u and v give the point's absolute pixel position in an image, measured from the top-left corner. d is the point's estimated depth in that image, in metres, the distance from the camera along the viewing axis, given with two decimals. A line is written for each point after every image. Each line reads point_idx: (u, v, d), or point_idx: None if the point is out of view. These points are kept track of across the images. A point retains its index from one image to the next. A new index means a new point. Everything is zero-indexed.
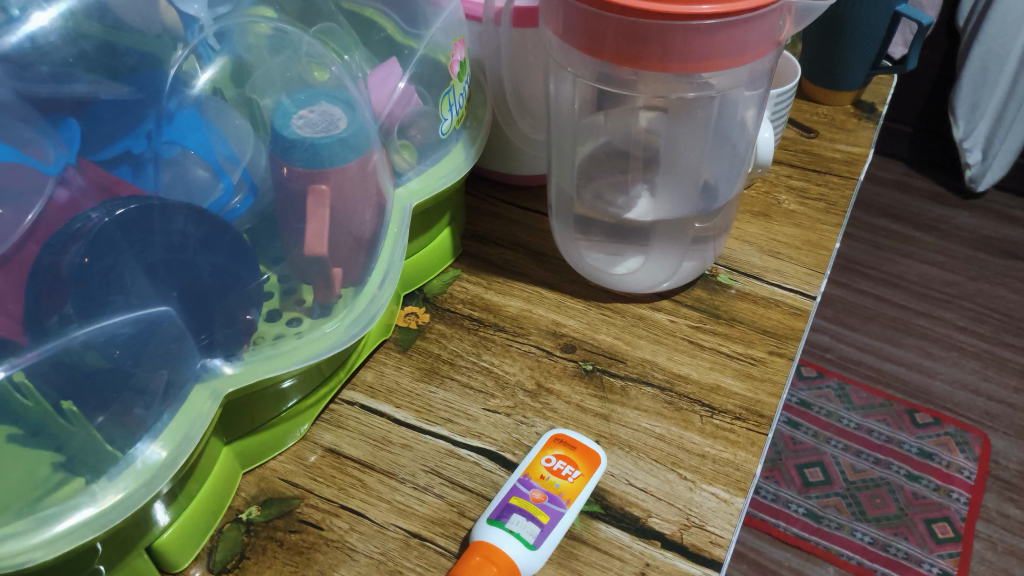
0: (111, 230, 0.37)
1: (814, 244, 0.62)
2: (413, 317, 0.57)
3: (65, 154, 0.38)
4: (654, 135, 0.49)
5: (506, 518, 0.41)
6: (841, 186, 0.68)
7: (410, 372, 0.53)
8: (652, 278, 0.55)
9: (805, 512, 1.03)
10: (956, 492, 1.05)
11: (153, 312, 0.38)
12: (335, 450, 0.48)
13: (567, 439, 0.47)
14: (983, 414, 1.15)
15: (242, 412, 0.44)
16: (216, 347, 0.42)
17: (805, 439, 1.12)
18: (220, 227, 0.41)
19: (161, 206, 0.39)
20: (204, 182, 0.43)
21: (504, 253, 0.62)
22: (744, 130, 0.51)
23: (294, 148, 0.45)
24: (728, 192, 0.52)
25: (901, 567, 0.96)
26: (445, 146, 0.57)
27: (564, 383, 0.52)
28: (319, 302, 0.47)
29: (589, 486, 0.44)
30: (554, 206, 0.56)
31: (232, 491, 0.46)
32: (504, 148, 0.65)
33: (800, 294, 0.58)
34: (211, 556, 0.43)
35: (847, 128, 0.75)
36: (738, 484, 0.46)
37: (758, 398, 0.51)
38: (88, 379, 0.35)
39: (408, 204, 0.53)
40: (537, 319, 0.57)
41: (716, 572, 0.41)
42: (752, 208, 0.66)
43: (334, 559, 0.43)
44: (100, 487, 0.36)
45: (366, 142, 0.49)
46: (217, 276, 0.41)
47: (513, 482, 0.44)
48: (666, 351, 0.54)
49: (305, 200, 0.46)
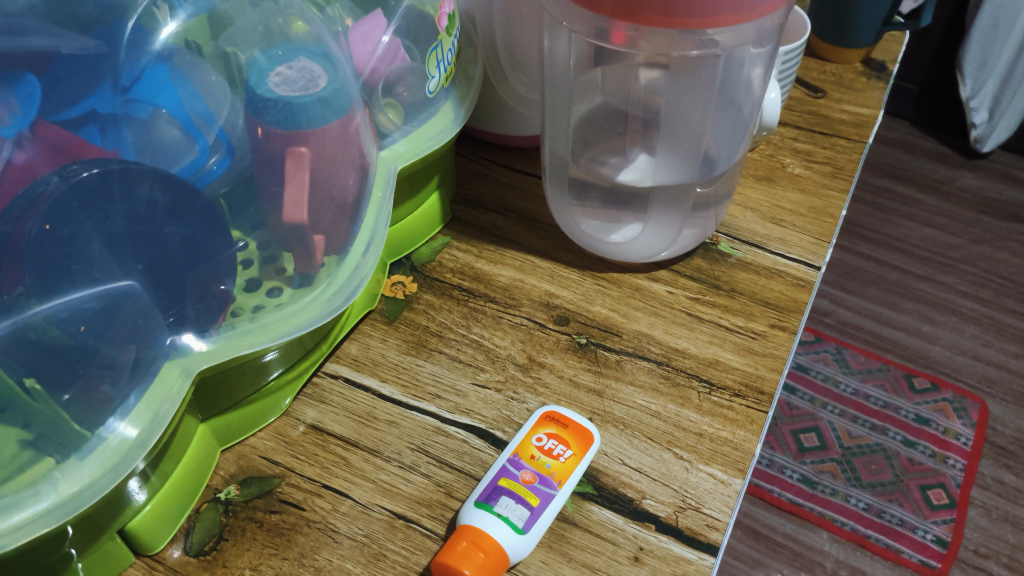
0: (68, 199, 0.34)
1: (819, 211, 0.60)
2: (400, 287, 0.55)
3: (21, 115, 0.35)
4: (655, 95, 0.46)
5: (495, 501, 0.40)
6: (849, 149, 0.65)
7: (397, 345, 0.51)
8: (651, 247, 0.53)
9: (800, 478, 1.02)
10: (952, 459, 1.03)
11: (117, 288, 0.36)
12: (318, 427, 0.46)
13: (559, 417, 0.45)
14: (981, 380, 1.14)
15: (219, 388, 0.42)
16: (186, 324, 0.40)
17: (801, 405, 1.11)
18: (190, 193, 0.38)
19: (122, 171, 0.36)
20: (177, 143, 0.39)
21: (495, 219, 0.60)
22: (751, 91, 0.47)
23: (267, 107, 0.42)
24: (731, 157, 0.49)
25: (895, 534, 0.95)
26: (433, 105, 0.54)
27: (557, 357, 0.50)
28: (300, 272, 0.45)
29: (581, 467, 0.43)
30: (547, 170, 0.54)
31: (210, 469, 0.44)
32: (497, 108, 0.62)
33: (803, 264, 0.56)
34: (188, 537, 0.41)
35: (856, 88, 0.71)
36: (736, 464, 0.44)
37: (758, 373, 0.49)
38: (49, 357, 0.33)
39: (392, 167, 0.50)
40: (530, 289, 0.54)
41: (712, 557, 0.40)
42: (756, 172, 0.63)
43: (316, 542, 0.41)
44: (62, 473, 0.34)
45: (348, 101, 0.46)
46: (188, 247, 0.38)
47: (503, 463, 0.42)
48: (663, 324, 0.52)
49: (283, 162, 0.43)
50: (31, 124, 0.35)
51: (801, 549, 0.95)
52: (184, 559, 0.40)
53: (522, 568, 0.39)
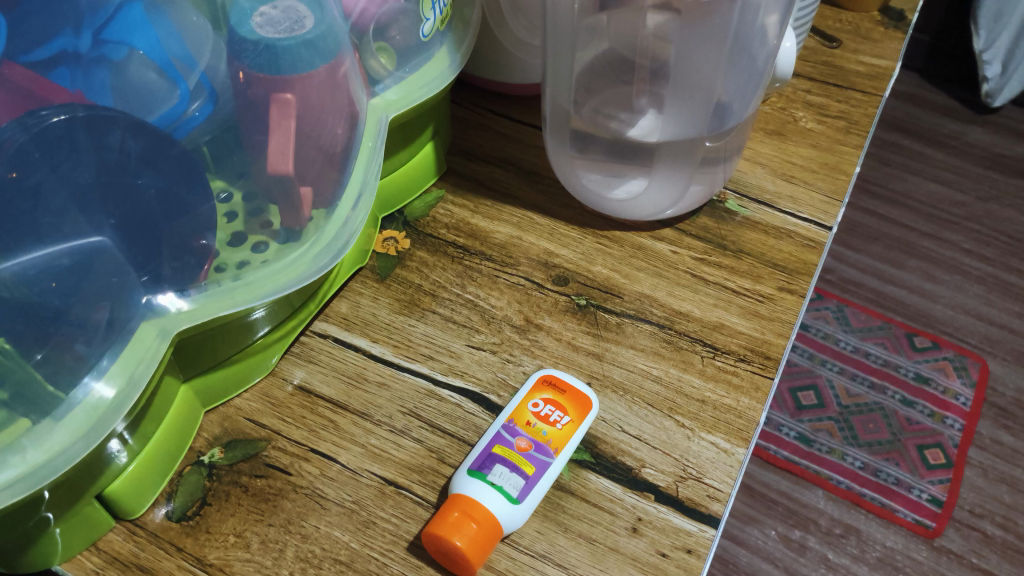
0: (28, 148, 0.31)
1: (832, 168, 0.57)
2: (392, 243, 0.52)
3: None
4: (665, 44, 0.43)
5: (489, 469, 0.39)
6: (864, 103, 0.62)
7: (388, 304, 0.49)
8: (656, 204, 0.50)
9: (796, 436, 1.01)
10: (952, 419, 1.01)
11: (87, 244, 0.33)
12: (306, 388, 0.45)
13: (556, 381, 0.43)
14: (982, 340, 1.11)
15: (201, 348, 0.40)
16: (165, 282, 0.37)
17: (801, 362, 1.08)
18: (164, 140, 0.36)
19: (88, 119, 0.33)
20: (156, 86, 0.37)
21: (493, 172, 0.57)
22: (765, 39, 0.44)
23: (248, 49, 0.40)
24: (741, 111, 0.47)
25: (890, 493, 0.95)
26: (427, 50, 0.51)
27: (555, 318, 0.48)
28: (286, 226, 0.42)
29: (578, 434, 0.41)
30: (548, 120, 0.50)
31: (193, 431, 0.42)
32: (496, 53, 0.59)
33: (814, 224, 0.54)
34: (170, 502, 0.40)
35: (873, 38, 0.68)
36: (740, 433, 0.43)
37: (764, 338, 0.47)
38: (15, 316, 0.31)
39: (383, 117, 0.48)
40: (528, 247, 0.52)
41: (712, 528, 0.39)
42: (766, 126, 0.60)
43: (303, 508, 0.40)
44: (31, 439, 0.32)
45: (336, 45, 0.43)
46: (164, 199, 0.36)
47: (498, 429, 0.41)
48: (667, 285, 0.50)
49: (267, 109, 0.40)
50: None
51: (795, 507, 0.95)
52: (166, 524, 0.39)
53: (517, 537, 0.39)
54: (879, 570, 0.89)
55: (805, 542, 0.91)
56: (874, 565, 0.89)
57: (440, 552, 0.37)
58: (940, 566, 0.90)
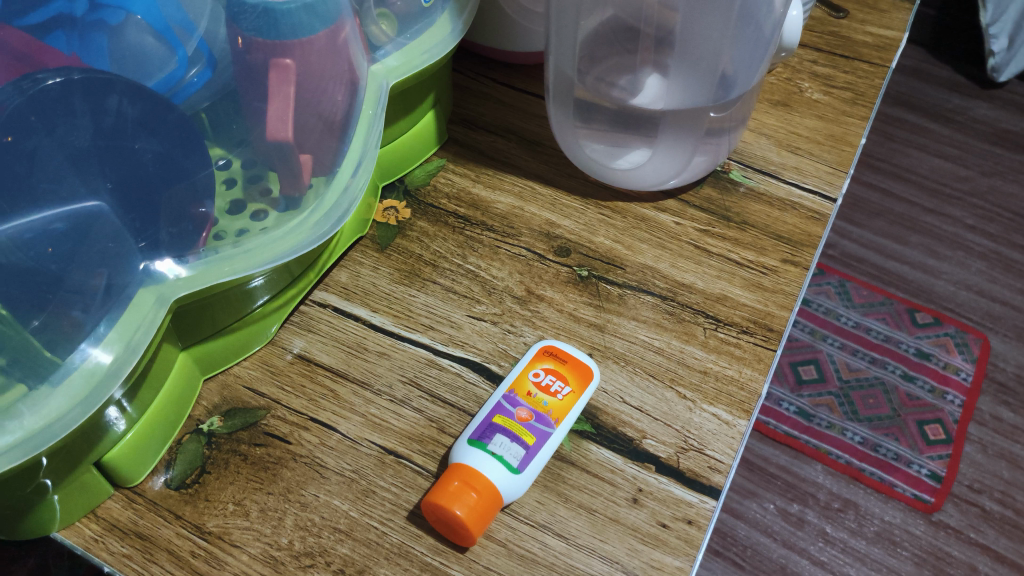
0: (25, 112, 0.31)
1: (837, 139, 0.56)
2: (392, 212, 0.52)
3: None
4: (670, 11, 0.42)
5: (490, 440, 0.38)
6: (871, 74, 0.61)
7: (388, 274, 0.48)
8: (659, 174, 0.50)
9: (795, 411, 1.01)
10: (952, 395, 1.01)
11: (83, 209, 0.33)
12: (306, 357, 0.44)
13: (557, 352, 0.43)
14: (984, 316, 1.11)
15: (201, 315, 0.40)
16: (163, 248, 0.37)
17: (801, 337, 1.08)
18: (161, 105, 0.35)
19: (84, 82, 0.32)
20: (155, 51, 0.36)
21: (494, 141, 0.56)
22: (773, 9, 0.43)
23: (245, 12, 0.38)
24: (746, 81, 0.46)
25: (890, 468, 0.95)
26: (428, 16, 0.50)
27: (557, 289, 0.48)
28: (286, 194, 0.41)
29: (579, 405, 0.41)
30: (552, 90, 0.49)
31: (193, 399, 0.42)
32: (498, 20, 0.58)
33: (819, 196, 0.53)
34: (169, 470, 0.40)
35: (881, 8, 0.66)
36: (742, 405, 0.43)
37: (768, 310, 0.47)
38: (10, 282, 0.30)
39: (384, 83, 0.47)
40: (529, 218, 0.51)
41: (713, 500, 0.39)
42: (772, 96, 0.59)
43: (302, 476, 0.39)
44: (29, 405, 0.32)
45: (336, 10, 0.41)
46: (162, 164, 0.35)
47: (499, 399, 0.41)
48: (669, 257, 0.49)
49: (265, 75, 0.39)
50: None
51: (794, 481, 0.95)
52: (165, 492, 0.39)
53: (517, 507, 0.39)
54: (877, 543, 0.90)
55: (804, 516, 0.92)
56: (871, 539, 0.90)
57: (440, 521, 0.36)
58: (938, 540, 0.90)
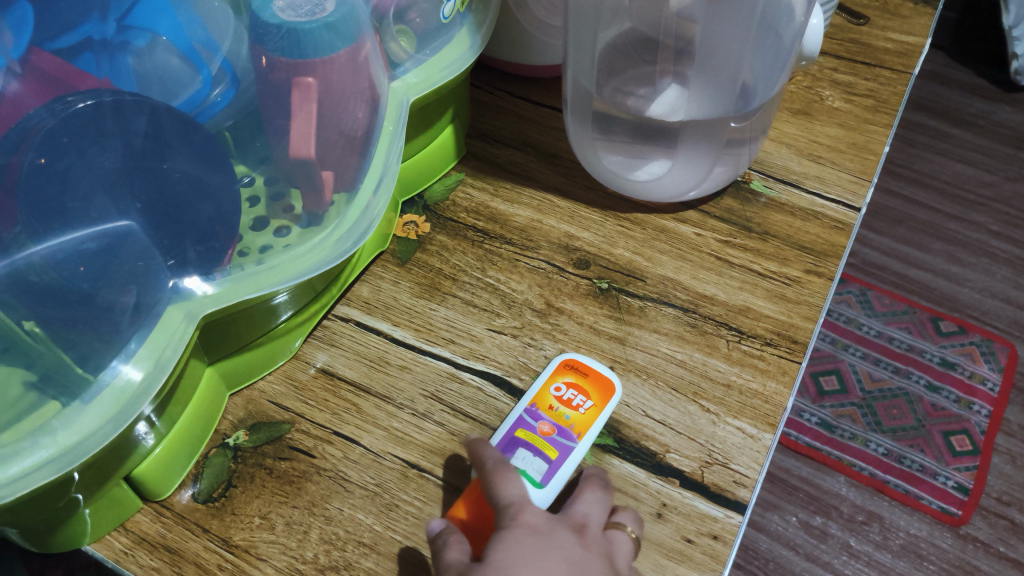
0: (58, 133, 0.31)
1: (860, 147, 0.56)
2: (413, 227, 0.52)
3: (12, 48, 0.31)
4: (689, 23, 0.42)
5: (513, 453, 0.39)
6: (893, 81, 0.61)
7: (409, 288, 0.49)
8: (679, 184, 0.50)
9: (818, 421, 0.99)
10: (978, 404, 1.00)
11: (114, 228, 0.33)
12: (329, 371, 0.45)
13: (578, 365, 0.44)
14: (1011, 323, 1.09)
15: (226, 331, 0.40)
16: (190, 266, 0.37)
17: (823, 347, 1.06)
18: (188, 125, 0.36)
19: (115, 103, 0.33)
20: (179, 72, 0.37)
21: (512, 154, 0.57)
22: (793, 18, 0.43)
23: (270, 33, 0.39)
24: (766, 91, 0.46)
25: (915, 479, 0.94)
26: (447, 31, 0.50)
27: (577, 302, 0.48)
28: (309, 211, 0.42)
29: (601, 417, 0.41)
30: (570, 102, 0.50)
31: (218, 413, 0.42)
32: (517, 35, 0.58)
33: (842, 206, 0.53)
34: (197, 484, 0.40)
35: (903, 14, 0.66)
36: (766, 418, 0.43)
37: (791, 321, 0.47)
38: (45, 299, 0.31)
39: (405, 99, 0.47)
40: (548, 231, 0.52)
41: (739, 514, 0.39)
42: (792, 105, 0.59)
43: (327, 490, 0.40)
44: (62, 421, 0.32)
45: (357, 28, 0.42)
46: (190, 183, 0.36)
47: (521, 412, 0.41)
48: (690, 268, 0.49)
49: (289, 93, 0.40)
50: (23, 54, 0.32)
51: (815, 493, 0.94)
52: (193, 506, 0.39)
53: None
54: (902, 557, 0.88)
55: (827, 528, 0.90)
56: (897, 552, 0.89)
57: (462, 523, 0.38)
58: (966, 554, 0.89)
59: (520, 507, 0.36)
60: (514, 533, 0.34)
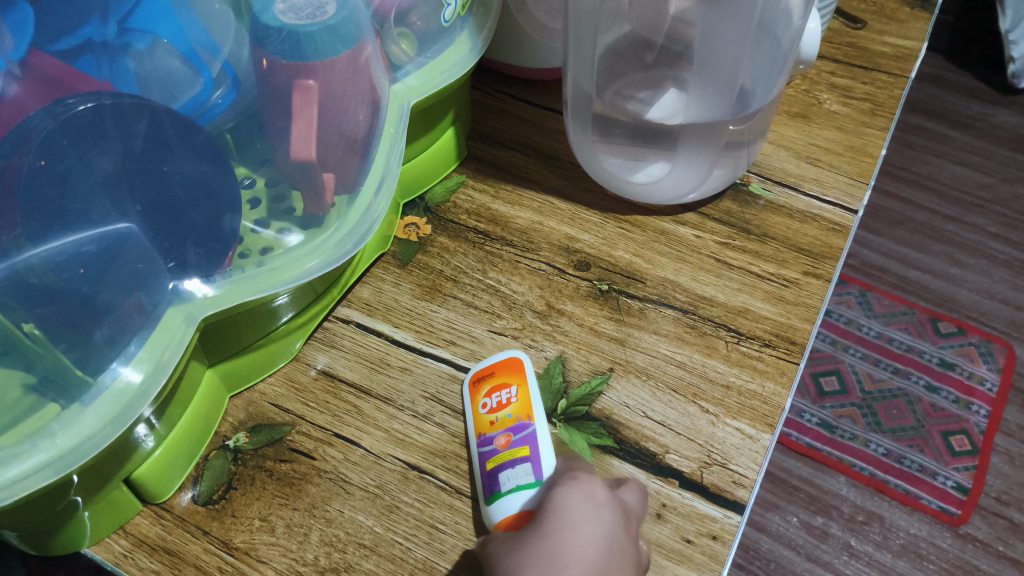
0: (57, 135, 0.31)
1: (858, 150, 0.56)
2: (413, 228, 0.52)
3: (12, 50, 0.31)
4: (684, 26, 0.44)
5: (498, 484, 0.38)
6: (890, 84, 0.61)
7: (410, 290, 0.49)
8: (679, 187, 0.50)
9: (818, 422, 0.99)
10: (977, 405, 1.00)
11: (114, 230, 0.33)
12: (329, 373, 0.45)
13: (481, 375, 0.43)
14: (1009, 324, 1.09)
15: (226, 332, 0.40)
16: (190, 268, 0.37)
17: (823, 347, 1.06)
18: (189, 127, 0.36)
19: (115, 106, 0.33)
20: (179, 75, 0.37)
21: (512, 157, 0.57)
22: (790, 22, 0.43)
23: (271, 36, 0.39)
24: (765, 94, 0.46)
25: (914, 480, 0.94)
26: (449, 34, 0.50)
27: (577, 304, 0.48)
28: (308, 213, 0.42)
29: (533, 394, 0.42)
30: (570, 104, 0.50)
31: (219, 414, 0.43)
32: (517, 38, 0.58)
33: (840, 208, 0.53)
34: (197, 486, 0.40)
35: (900, 18, 0.66)
36: (765, 419, 0.43)
37: (790, 323, 0.47)
38: (44, 302, 0.31)
39: (405, 102, 0.47)
40: (549, 233, 0.52)
41: (738, 514, 0.39)
42: (790, 108, 0.59)
43: (327, 492, 0.40)
44: (61, 424, 0.32)
45: (358, 31, 0.42)
46: (190, 186, 0.36)
47: (477, 448, 0.40)
48: (690, 270, 0.50)
49: (290, 96, 0.40)
50: (24, 56, 0.32)
51: (816, 493, 0.94)
52: (193, 508, 0.39)
53: None
54: (902, 557, 0.88)
55: (827, 529, 0.91)
56: (897, 552, 0.89)
57: (496, 529, 0.37)
58: (965, 554, 0.89)
59: (579, 476, 0.37)
60: (570, 492, 0.36)
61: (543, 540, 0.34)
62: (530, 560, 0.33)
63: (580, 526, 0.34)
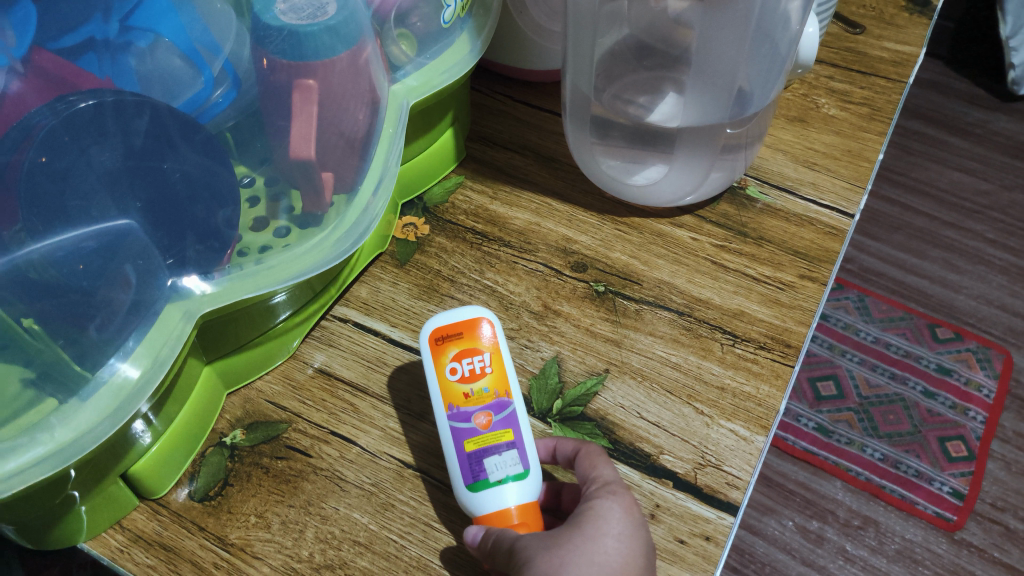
0: (59, 132, 0.32)
1: (855, 155, 0.57)
2: (412, 229, 0.53)
3: (14, 48, 0.31)
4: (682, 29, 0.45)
5: (484, 471, 0.38)
6: (888, 89, 0.61)
7: (407, 289, 0.49)
8: (676, 190, 0.50)
9: (815, 426, 0.99)
10: (974, 411, 1.00)
11: (114, 227, 0.34)
12: (327, 371, 0.45)
13: (446, 334, 0.41)
14: (1007, 331, 1.09)
15: (225, 330, 0.40)
16: (189, 265, 0.38)
17: (820, 352, 1.06)
18: (189, 125, 0.36)
19: (116, 104, 0.33)
20: (180, 74, 0.37)
21: (511, 158, 0.57)
22: (788, 27, 0.44)
23: (271, 36, 0.39)
24: (762, 98, 0.46)
25: (911, 485, 0.94)
26: (449, 35, 0.51)
27: (574, 305, 0.48)
28: (308, 212, 0.42)
29: (506, 364, 0.41)
30: (569, 106, 0.50)
31: (215, 413, 0.43)
32: (517, 40, 0.58)
33: (837, 212, 0.53)
34: (194, 482, 0.40)
35: (898, 23, 0.66)
36: (760, 421, 0.43)
37: (785, 325, 0.47)
38: (44, 297, 0.31)
39: (405, 102, 0.47)
40: (546, 234, 0.52)
41: (731, 515, 0.39)
42: (788, 112, 0.59)
43: (323, 489, 0.40)
44: (59, 418, 0.33)
45: (358, 32, 0.42)
46: (190, 183, 0.36)
47: (450, 422, 0.39)
48: (686, 272, 0.50)
49: (290, 96, 0.40)
50: (26, 53, 0.32)
51: (813, 498, 0.94)
52: (189, 504, 0.40)
53: None
54: (897, 562, 0.89)
55: (823, 533, 0.91)
56: (892, 557, 0.89)
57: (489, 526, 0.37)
58: (961, 559, 0.89)
59: (619, 487, 0.37)
60: (614, 501, 0.36)
61: (586, 545, 0.34)
62: (573, 560, 0.34)
63: (622, 539, 0.35)
